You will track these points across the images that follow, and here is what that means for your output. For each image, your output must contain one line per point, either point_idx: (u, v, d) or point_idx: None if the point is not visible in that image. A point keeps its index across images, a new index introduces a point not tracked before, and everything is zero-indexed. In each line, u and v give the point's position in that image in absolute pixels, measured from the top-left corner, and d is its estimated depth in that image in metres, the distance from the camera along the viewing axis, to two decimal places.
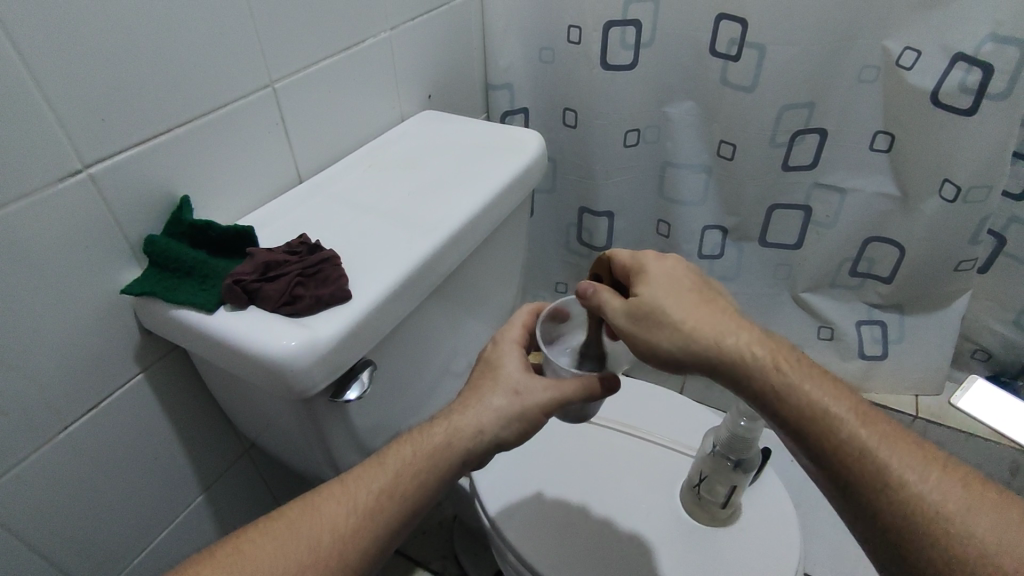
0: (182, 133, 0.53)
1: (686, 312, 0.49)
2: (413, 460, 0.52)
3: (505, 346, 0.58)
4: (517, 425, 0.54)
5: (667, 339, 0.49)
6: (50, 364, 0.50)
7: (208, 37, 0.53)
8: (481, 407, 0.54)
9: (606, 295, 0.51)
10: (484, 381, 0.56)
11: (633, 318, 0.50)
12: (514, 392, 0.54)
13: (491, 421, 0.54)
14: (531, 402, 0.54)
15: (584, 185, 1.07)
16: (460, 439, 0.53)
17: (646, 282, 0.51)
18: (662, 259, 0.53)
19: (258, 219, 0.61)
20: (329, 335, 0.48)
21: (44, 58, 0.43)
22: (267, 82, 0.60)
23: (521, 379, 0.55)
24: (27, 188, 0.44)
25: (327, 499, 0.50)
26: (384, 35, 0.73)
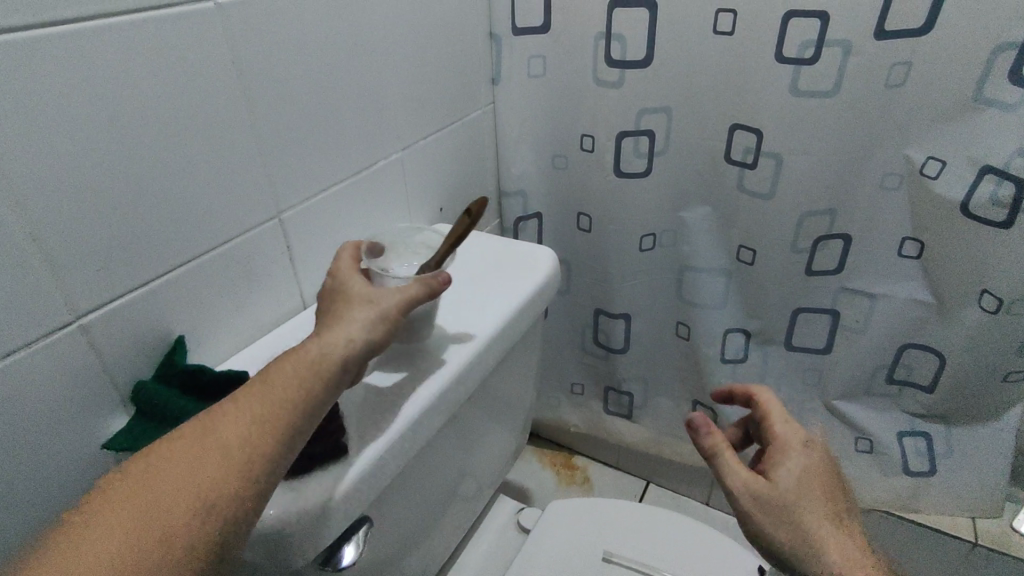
0: (185, 272, 0.52)
1: (805, 511, 0.54)
2: (288, 375, 0.43)
3: (343, 270, 0.51)
4: (386, 326, 0.48)
5: (773, 535, 0.54)
6: (21, 522, 0.46)
7: (215, 172, 0.53)
8: (343, 324, 0.47)
9: (730, 460, 0.56)
10: (333, 307, 0.48)
11: (762, 505, 0.54)
12: (370, 298, 0.48)
13: (356, 325, 0.46)
14: (392, 299, 0.48)
15: (599, 286, 1.04)
16: (326, 348, 0.45)
17: (777, 472, 0.55)
18: (805, 448, 0.57)
19: (253, 356, 0.58)
20: (318, 501, 0.45)
21: (42, 209, 0.42)
22: (274, 213, 0.59)
23: (373, 290, 0.49)
24: (16, 344, 0.42)
25: (224, 416, 0.42)
26: (395, 155, 0.73)
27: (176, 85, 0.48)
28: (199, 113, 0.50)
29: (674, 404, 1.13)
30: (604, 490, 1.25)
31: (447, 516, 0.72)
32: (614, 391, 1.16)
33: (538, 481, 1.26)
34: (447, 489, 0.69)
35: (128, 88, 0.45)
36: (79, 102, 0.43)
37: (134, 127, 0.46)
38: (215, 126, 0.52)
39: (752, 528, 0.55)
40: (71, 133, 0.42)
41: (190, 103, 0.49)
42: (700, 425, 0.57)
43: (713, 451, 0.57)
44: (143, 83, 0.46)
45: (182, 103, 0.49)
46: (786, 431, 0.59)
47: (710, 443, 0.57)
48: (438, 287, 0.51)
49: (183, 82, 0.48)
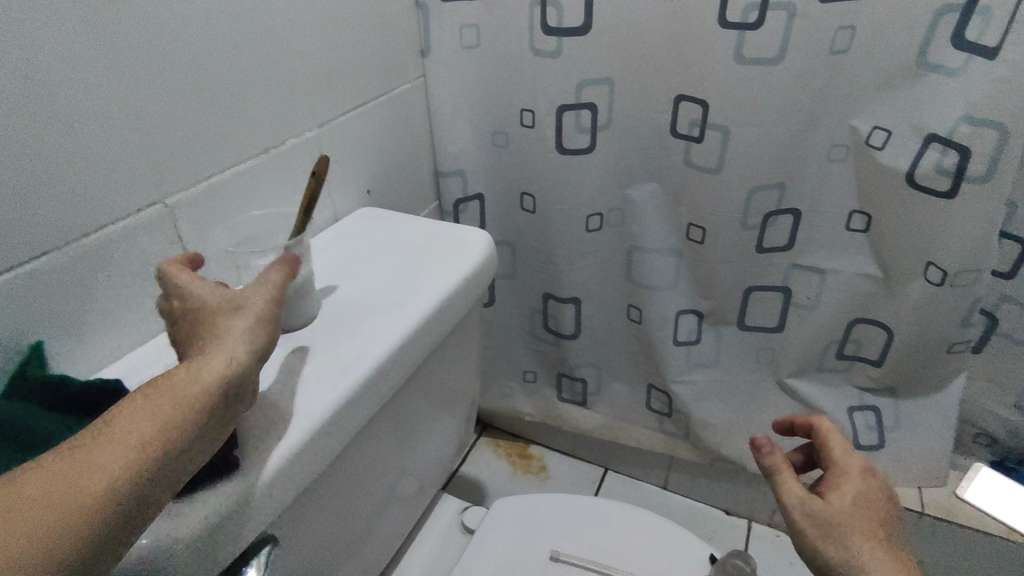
0: (38, 269, 0.44)
1: (862, 532, 0.51)
2: (159, 396, 0.35)
3: (197, 278, 0.43)
4: (267, 326, 0.41)
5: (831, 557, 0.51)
6: None
7: (75, 151, 0.45)
8: (214, 337, 0.39)
9: (786, 475, 0.55)
10: (198, 322, 0.41)
11: (816, 522, 0.52)
12: (236, 301, 0.41)
13: (224, 332, 0.39)
14: (262, 297, 0.42)
15: (547, 270, 1.00)
16: (200, 367, 0.37)
17: (831, 493, 0.54)
18: (864, 474, 0.55)
19: (134, 365, 0.51)
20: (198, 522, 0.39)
21: None
22: (158, 198, 0.52)
23: (236, 292, 0.42)
24: None
25: (80, 449, 0.33)
26: (309, 132, 0.66)
27: (18, 47, 0.40)
28: (49, 80, 0.42)
29: (627, 387, 1.10)
30: (559, 479, 1.21)
31: (380, 521, 0.67)
32: (567, 377, 1.12)
33: (492, 473, 1.21)
34: (377, 495, 0.63)
35: None
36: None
37: None
38: (75, 99, 0.44)
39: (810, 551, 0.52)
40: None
41: (35, 69, 0.41)
42: (764, 443, 0.57)
43: (772, 468, 0.56)
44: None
45: (22, 67, 0.41)
46: (847, 461, 0.56)
47: (768, 462, 0.56)
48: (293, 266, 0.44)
49: (24, 45, 0.41)
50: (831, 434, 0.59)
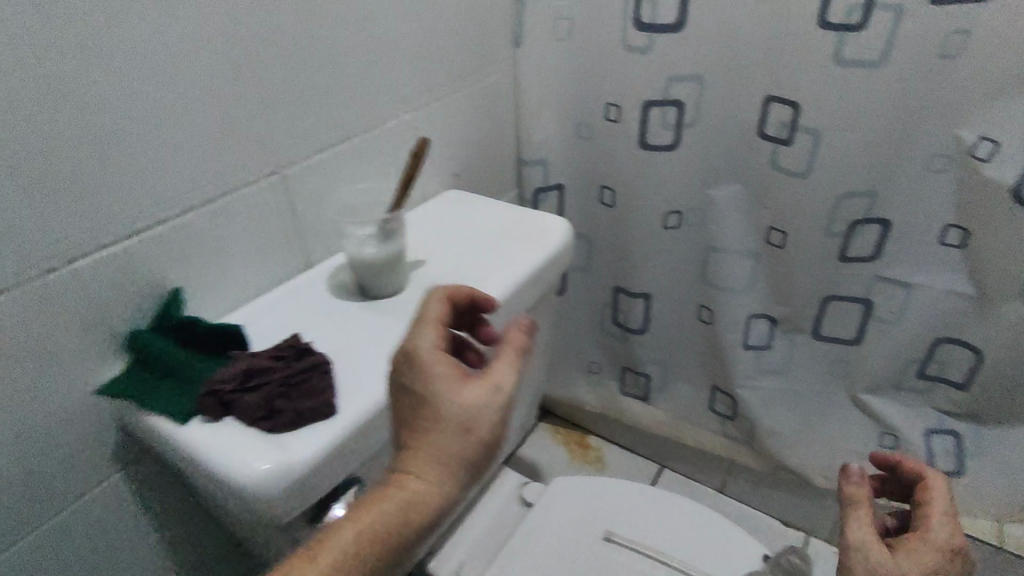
0: (174, 223, 0.51)
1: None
2: (388, 524, 0.39)
3: (433, 346, 0.41)
4: (487, 451, 0.41)
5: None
6: (23, 452, 0.47)
7: (210, 121, 0.51)
8: (437, 462, 0.39)
9: (861, 511, 0.54)
10: (424, 422, 0.40)
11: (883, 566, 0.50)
12: (467, 421, 0.39)
13: (452, 456, 0.40)
14: (490, 423, 0.40)
15: (620, 264, 1.01)
16: (421, 500, 0.39)
17: (906, 551, 0.52)
18: (952, 555, 0.52)
19: (248, 316, 0.56)
20: (306, 456, 0.42)
21: (25, 148, 0.41)
22: (277, 169, 0.57)
23: (469, 407, 0.40)
24: (7, 286, 0.42)
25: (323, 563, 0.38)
26: (407, 116, 0.70)
27: (173, 26, 0.46)
28: (196, 59, 0.49)
29: (691, 387, 1.10)
30: (616, 471, 1.23)
31: None
32: (631, 371, 1.13)
33: (551, 458, 1.24)
34: None
35: (117, 24, 0.43)
36: (51, 38, 0.40)
37: (124, 67, 0.44)
38: (213, 75, 0.50)
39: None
40: (45, 70, 0.41)
41: (184, 47, 0.47)
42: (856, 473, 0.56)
43: (851, 498, 0.55)
44: (131, 22, 0.44)
45: (175, 46, 0.47)
46: (939, 530, 0.54)
47: (852, 489, 0.55)
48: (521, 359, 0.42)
49: (179, 25, 0.47)
50: (939, 500, 0.56)
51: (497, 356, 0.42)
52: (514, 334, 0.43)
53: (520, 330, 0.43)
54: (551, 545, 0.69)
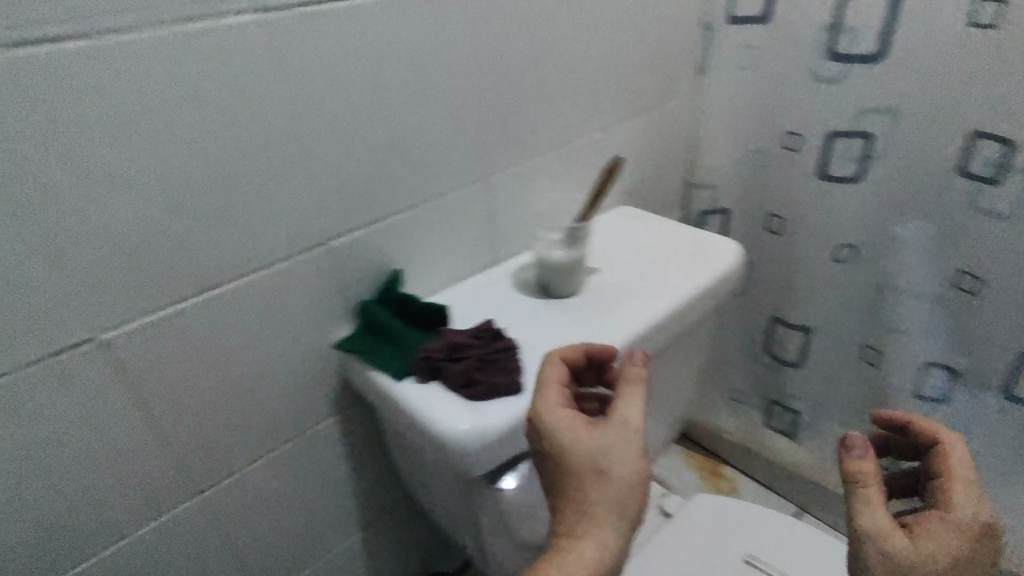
0: (404, 214, 0.60)
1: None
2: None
3: (556, 405, 0.47)
4: (635, 490, 0.44)
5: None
6: (277, 386, 0.58)
7: (442, 129, 0.60)
8: (589, 507, 0.44)
9: (875, 492, 0.46)
10: (567, 474, 0.45)
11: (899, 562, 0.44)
12: (599, 465, 0.44)
13: (600, 501, 0.44)
14: (626, 463, 0.44)
15: (782, 293, 0.99)
16: (586, 546, 0.44)
17: (921, 535, 0.46)
18: (981, 536, 0.46)
19: (448, 298, 0.65)
20: (497, 422, 0.49)
21: (313, 145, 0.52)
22: (486, 174, 0.65)
23: (600, 450, 0.45)
24: (288, 253, 0.54)
25: None
26: (596, 134, 0.76)
27: (424, 52, 0.56)
28: (439, 78, 0.58)
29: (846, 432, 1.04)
30: None
31: None
32: (779, 405, 1.10)
33: None
34: None
35: (384, 49, 0.54)
36: (343, 62, 0.52)
37: (386, 84, 0.55)
38: (449, 92, 0.59)
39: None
40: (335, 86, 0.52)
41: (430, 68, 0.57)
42: (859, 444, 0.47)
43: (857, 480, 0.46)
44: (395, 47, 0.54)
45: (423, 67, 0.56)
46: (959, 511, 0.47)
47: (855, 467, 0.46)
48: (637, 396, 0.47)
49: (428, 49, 0.56)
50: (957, 469, 0.49)
51: (615, 404, 0.47)
52: (628, 378, 0.47)
53: (632, 372, 0.48)
54: (689, 559, 0.71)
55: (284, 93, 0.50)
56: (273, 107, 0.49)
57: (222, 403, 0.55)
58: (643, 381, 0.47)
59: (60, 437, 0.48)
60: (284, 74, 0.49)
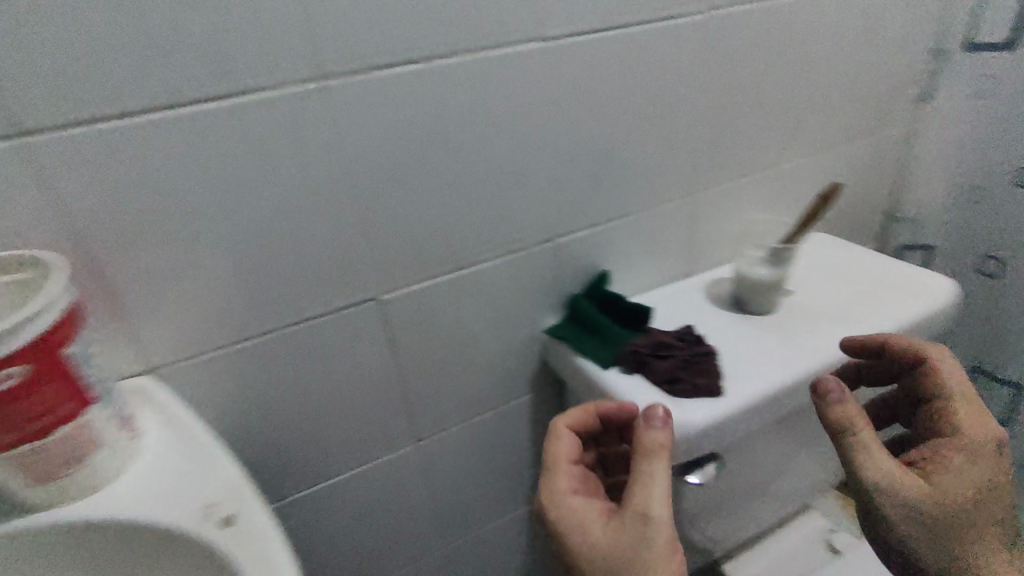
0: (622, 220, 0.65)
1: (981, 509, 0.51)
2: None
3: (569, 496, 0.49)
4: (664, 565, 0.43)
5: (912, 526, 0.50)
6: (493, 360, 0.65)
7: (669, 145, 0.64)
8: None
9: (868, 434, 0.49)
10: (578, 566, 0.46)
11: (921, 505, 0.50)
12: (619, 560, 0.44)
13: None
14: (633, 548, 0.43)
15: (988, 342, 0.91)
16: None
17: (941, 476, 0.51)
18: (994, 454, 0.52)
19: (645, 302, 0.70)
20: (700, 419, 0.53)
21: (567, 151, 0.58)
22: (695, 190, 0.68)
23: (600, 536, 0.45)
24: (527, 245, 0.60)
25: None
26: (803, 158, 0.76)
27: (667, 72, 0.60)
28: (677, 98, 0.61)
29: None
30: None
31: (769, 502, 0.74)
32: None
33: None
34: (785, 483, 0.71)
35: (639, 70, 0.58)
36: (605, 77, 0.56)
37: (634, 99, 0.59)
38: (681, 110, 0.62)
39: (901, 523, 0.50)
40: (594, 99, 0.57)
41: (672, 88, 0.61)
42: (833, 390, 0.50)
43: (843, 427, 0.50)
44: (648, 67, 0.58)
45: (666, 86, 0.60)
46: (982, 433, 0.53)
47: (839, 416, 0.50)
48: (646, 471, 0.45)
49: (674, 71, 0.60)
50: (955, 390, 0.55)
51: (628, 493, 0.45)
52: (643, 448, 0.46)
53: (646, 444, 0.46)
54: None
55: (555, 102, 0.55)
56: (542, 119, 0.55)
57: (451, 368, 0.63)
58: (665, 448, 0.46)
59: (333, 383, 0.56)
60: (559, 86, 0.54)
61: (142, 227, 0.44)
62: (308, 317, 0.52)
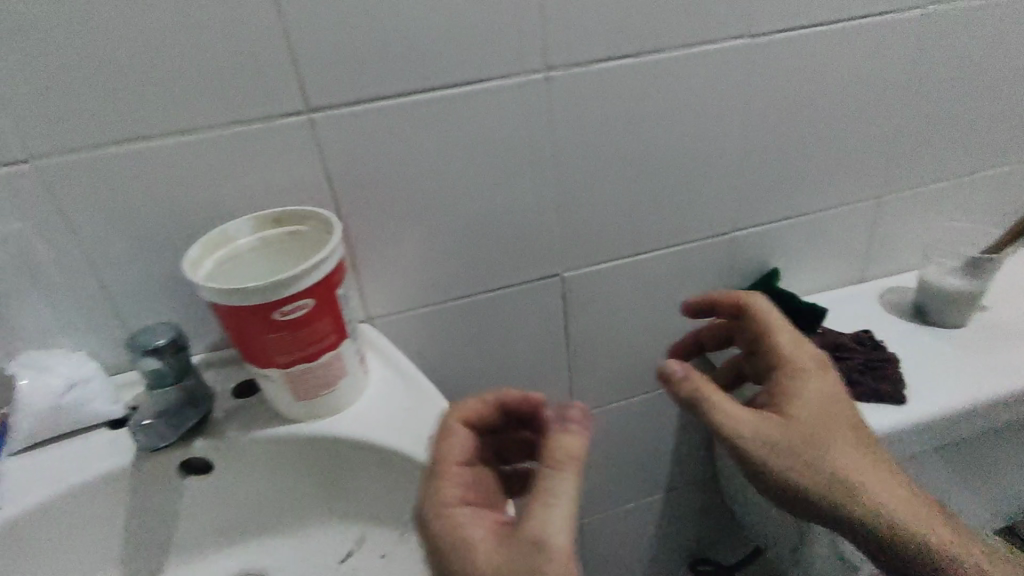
0: (799, 220, 0.64)
1: (830, 435, 0.43)
2: None
3: (443, 513, 0.35)
4: None
5: (822, 479, 0.42)
6: (652, 347, 0.68)
7: (859, 147, 0.62)
8: None
9: (715, 393, 0.42)
10: None
11: (831, 469, 0.42)
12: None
13: None
14: None
15: None
16: None
17: (796, 406, 0.43)
18: (827, 370, 0.46)
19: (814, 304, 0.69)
20: (875, 425, 0.53)
21: (752, 147, 0.58)
22: (881, 194, 0.66)
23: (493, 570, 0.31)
24: (698, 236, 0.62)
25: None
26: (1012, 166, 0.69)
27: (868, 71, 0.58)
28: (875, 98, 0.59)
29: None
30: None
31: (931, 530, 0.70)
32: None
33: None
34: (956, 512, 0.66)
35: (839, 69, 0.57)
36: (801, 76, 0.56)
37: (827, 99, 0.58)
38: (877, 111, 0.60)
39: (784, 476, 0.42)
40: (786, 96, 0.56)
41: (871, 88, 0.59)
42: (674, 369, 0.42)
43: (693, 400, 0.41)
44: (849, 66, 0.57)
45: (865, 86, 0.58)
46: (802, 353, 0.46)
47: (689, 391, 0.41)
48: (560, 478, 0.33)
49: (876, 70, 0.58)
50: (774, 316, 0.48)
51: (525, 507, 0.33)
52: (552, 456, 0.34)
53: (554, 451, 0.34)
54: None
55: (747, 99, 0.55)
56: (732, 116, 0.56)
57: (611, 350, 0.66)
58: (577, 456, 0.34)
59: (512, 350, 0.62)
60: (754, 84, 0.55)
61: (381, 197, 0.50)
62: (501, 286, 0.58)
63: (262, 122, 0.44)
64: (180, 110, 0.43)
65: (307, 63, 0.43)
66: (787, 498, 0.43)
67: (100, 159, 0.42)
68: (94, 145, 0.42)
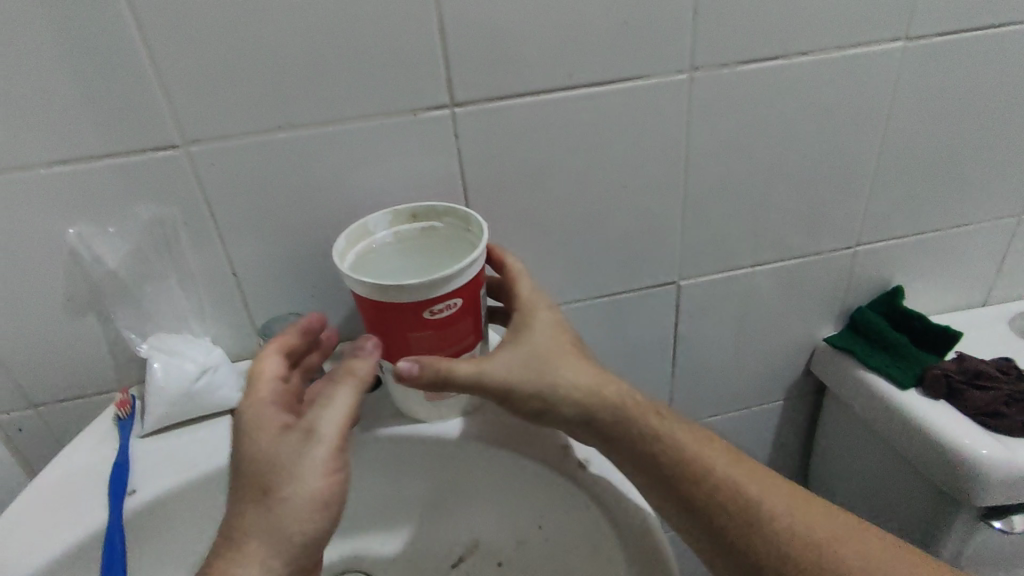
0: (930, 236, 0.60)
1: (559, 358, 0.43)
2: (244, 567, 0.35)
3: (255, 410, 0.39)
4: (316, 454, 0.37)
5: (575, 401, 0.42)
6: (756, 361, 0.65)
7: (1003, 162, 0.57)
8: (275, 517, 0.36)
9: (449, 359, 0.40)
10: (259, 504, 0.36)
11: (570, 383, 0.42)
12: (264, 480, 0.36)
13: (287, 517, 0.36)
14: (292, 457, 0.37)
15: None
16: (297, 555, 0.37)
17: (530, 334, 0.43)
18: (550, 306, 0.45)
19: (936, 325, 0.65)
20: None
21: (889, 158, 0.55)
22: (1018, 213, 0.61)
23: (271, 453, 0.37)
24: (821, 249, 0.59)
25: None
26: None
27: None
28: None
29: None
30: None
31: None
32: None
33: None
34: None
35: (995, 79, 0.53)
36: (952, 85, 0.52)
37: (976, 111, 0.54)
38: None
39: (516, 395, 0.41)
40: (933, 105, 0.53)
41: None
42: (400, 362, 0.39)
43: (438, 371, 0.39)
44: (1006, 77, 0.53)
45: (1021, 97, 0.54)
46: (526, 287, 0.46)
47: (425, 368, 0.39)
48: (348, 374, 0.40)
49: None
50: (514, 266, 0.47)
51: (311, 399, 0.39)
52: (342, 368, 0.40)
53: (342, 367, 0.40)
54: None
55: (891, 107, 0.52)
56: (872, 125, 0.53)
57: (714, 361, 0.64)
58: (359, 375, 0.40)
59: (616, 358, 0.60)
60: (901, 91, 0.52)
61: (508, 194, 0.49)
62: (612, 292, 0.56)
63: (406, 114, 0.44)
64: (325, 100, 0.42)
65: (453, 58, 0.42)
66: (532, 412, 0.42)
67: (249, 146, 0.42)
68: (243, 132, 0.42)
